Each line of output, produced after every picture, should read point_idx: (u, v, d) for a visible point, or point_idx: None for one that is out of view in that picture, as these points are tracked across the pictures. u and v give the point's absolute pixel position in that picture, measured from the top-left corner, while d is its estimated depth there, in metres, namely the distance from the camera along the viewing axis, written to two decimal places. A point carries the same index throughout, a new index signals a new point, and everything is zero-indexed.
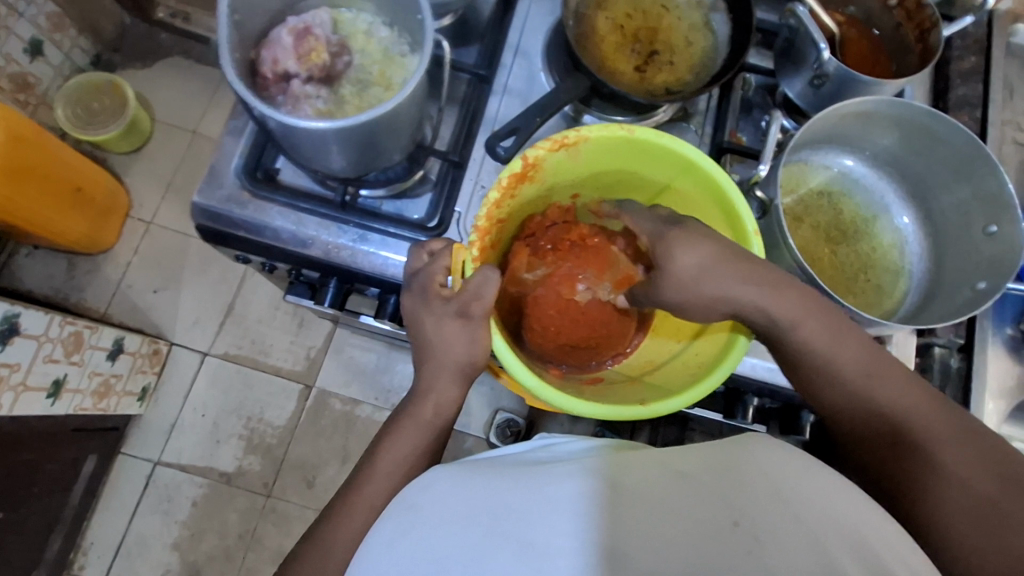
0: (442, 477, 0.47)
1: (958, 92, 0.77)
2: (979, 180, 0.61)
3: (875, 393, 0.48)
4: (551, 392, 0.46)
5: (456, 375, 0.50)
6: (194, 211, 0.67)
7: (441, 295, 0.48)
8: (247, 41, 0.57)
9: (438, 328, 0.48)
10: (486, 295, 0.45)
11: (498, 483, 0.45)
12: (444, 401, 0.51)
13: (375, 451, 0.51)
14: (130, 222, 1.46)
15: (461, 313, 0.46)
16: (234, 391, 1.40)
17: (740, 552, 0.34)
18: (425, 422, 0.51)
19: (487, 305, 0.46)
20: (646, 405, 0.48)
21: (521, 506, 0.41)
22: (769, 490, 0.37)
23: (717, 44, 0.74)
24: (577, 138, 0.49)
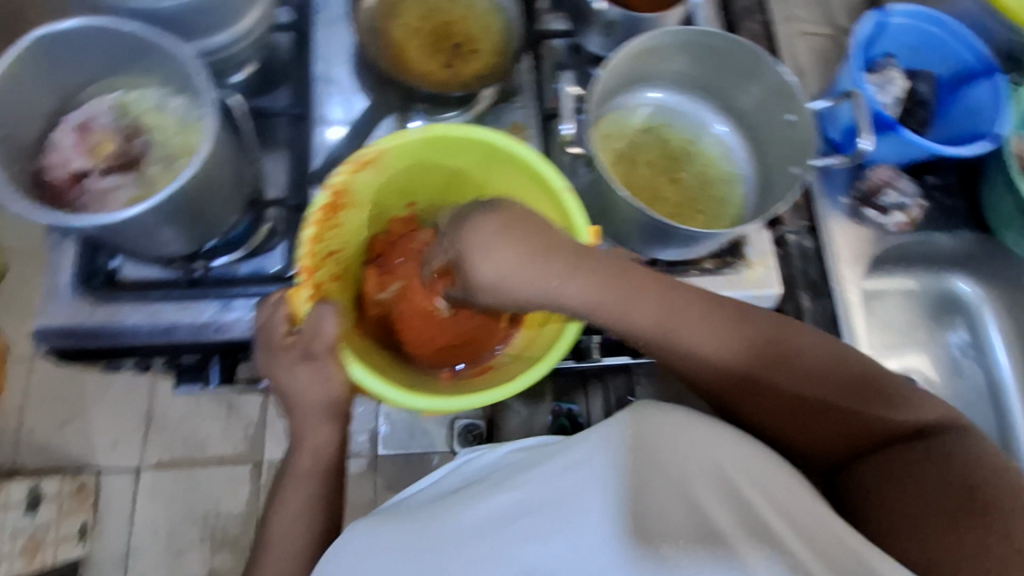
0: (354, 539, 0.51)
1: (739, 3, 0.84)
2: (763, 77, 0.66)
3: (678, 339, 0.53)
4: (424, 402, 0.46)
5: (329, 417, 0.50)
6: (43, 336, 0.63)
7: (284, 342, 0.48)
8: (23, 153, 0.54)
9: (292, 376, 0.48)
10: (325, 329, 0.46)
11: (420, 534, 0.49)
12: (319, 444, 0.51)
13: (276, 513, 0.51)
14: (11, 364, 1.35)
15: (306, 356, 0.46)
16: (180, 497, 1.33)
17: (626, 517, 0.40)
18: (309, 470, 0.51)
19: (329, 339, 0.46)
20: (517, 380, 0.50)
21: (438, 543, 0.47)
22: (663, 458, 0.42)
23: (511, 20, 0.77)
24: (375, 154, 0.50)
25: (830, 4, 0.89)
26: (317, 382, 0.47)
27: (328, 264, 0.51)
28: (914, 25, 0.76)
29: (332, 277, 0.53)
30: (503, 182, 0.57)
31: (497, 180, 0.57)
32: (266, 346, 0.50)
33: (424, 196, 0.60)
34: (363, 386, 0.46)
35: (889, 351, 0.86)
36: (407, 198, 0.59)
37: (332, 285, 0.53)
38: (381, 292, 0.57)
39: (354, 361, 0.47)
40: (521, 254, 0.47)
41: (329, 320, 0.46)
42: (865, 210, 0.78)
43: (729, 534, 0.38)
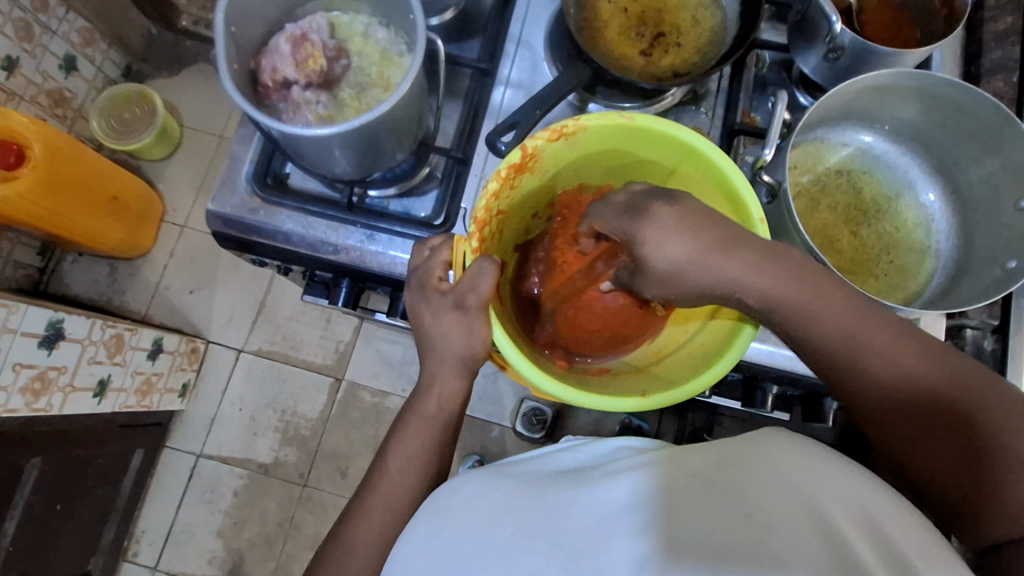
0: (470, 483, 0.51)
1: (992, 55, 0.73)
2: (1008, 152, 0.57)
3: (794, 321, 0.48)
4: (548, 381, 0.46)
5: (448, 373, 0.53)
6: (210, 219, 0.69)
7: (439, 288, 0.51)
8: (245, 51, 0.58)
9: (438, 319, 0.51)
10: (481, 286, 0.47)
11: (508, 527, 0.45)
12: (441, 395, 0.54)
13: (387, 440, 0.55)
14: (165, 226, 1.51)
15: (457, 304, 0.48)
16: (269, 385, 1.44)
17: (751, 540, 0.37)
18: (429, 415, 0.54)
19: (482, 296, 0.47)
20: (645, 397, 0.48)
21: (545, 512, 0.45)
22: (768, 473, 0.41)
23: (726, 21, 0.71)
24: (575, 128, 0.51)
25: None
26: (462, 331, 0.50)
27: (495, 222, 0.53)
28: None
29: (492, 235, 0.53)
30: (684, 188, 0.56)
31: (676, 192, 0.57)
32: (419, 286, 0.52)
33: (597, 182, 0.59)
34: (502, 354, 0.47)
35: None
36: (581, 178, 0.59)
37: (491, 244, 0.53)
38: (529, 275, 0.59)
39: (497, 324, 0.48)
40: (696, 248, 0.45)
41: (487, 278, 0.46)
42: None
43: (870, 565, 0.34)
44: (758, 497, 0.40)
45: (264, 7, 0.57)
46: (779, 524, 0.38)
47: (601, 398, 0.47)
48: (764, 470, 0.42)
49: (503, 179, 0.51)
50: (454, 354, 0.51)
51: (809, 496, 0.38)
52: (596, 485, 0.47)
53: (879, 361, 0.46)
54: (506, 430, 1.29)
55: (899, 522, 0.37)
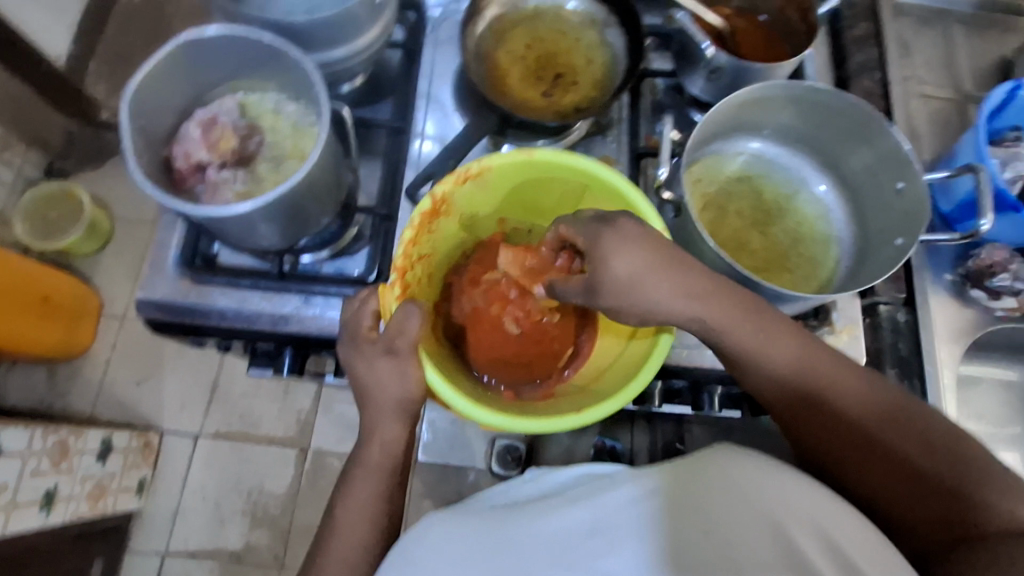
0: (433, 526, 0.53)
1: (856, 58, 0.81)
2: (877, 142, 0.63)
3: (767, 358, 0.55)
4: (483, 412, 0.48)
5: (388, 423, 0.53)
6: (140, 306, 0.68)
7: (368, 338, 0.51)
8: (155, 141, 0.59)
9: (370, 373, 0.51)
10: (408, 328, 0.49)
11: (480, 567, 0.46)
12: (381, 445, 0.53)
13: (336, 497, 0.54)
14: (104, 321, 1.47)
15: (386, 350, 0.49)
16: (231, 468, 1.39)
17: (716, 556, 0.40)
18: (376, 464, 0.53)
19: (409, 339, 0.48)
20: (578, 416, 0.49)
21: (516, 548, 0.47)
22: (730, 488, 0.44)
23: (616, 56, 0.77)
24: (479, 170, 0.54)
25: (954, 69, 0.84)
26: (395, 376, 0.50)
27: (418, 267, 0.55)
28: None
29: (418, 281, 0.55)
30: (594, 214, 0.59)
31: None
32: (350, 338, 0.52)
33: (519, 216, 0.62)
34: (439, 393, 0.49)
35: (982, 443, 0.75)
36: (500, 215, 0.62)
37: (418, 289, 0.55)
38: (466, 300, 0.59)
39: (430, 365, 0.50)
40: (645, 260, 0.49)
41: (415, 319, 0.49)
42: (971, 289, 0.72)
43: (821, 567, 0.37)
44: (723, 514, 0.43)
45: (170, 96, 0.59)
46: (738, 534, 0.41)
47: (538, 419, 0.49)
48: (727, 486, 0.45)
49: (418, 227, 0.53)
50: (394, 404, 0.51)
51: (767, 509, 0.42)
52: (567, 515, 0.50)
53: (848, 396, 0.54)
54: (481, 474, 1.27)
55: (833, 511, 0.41)
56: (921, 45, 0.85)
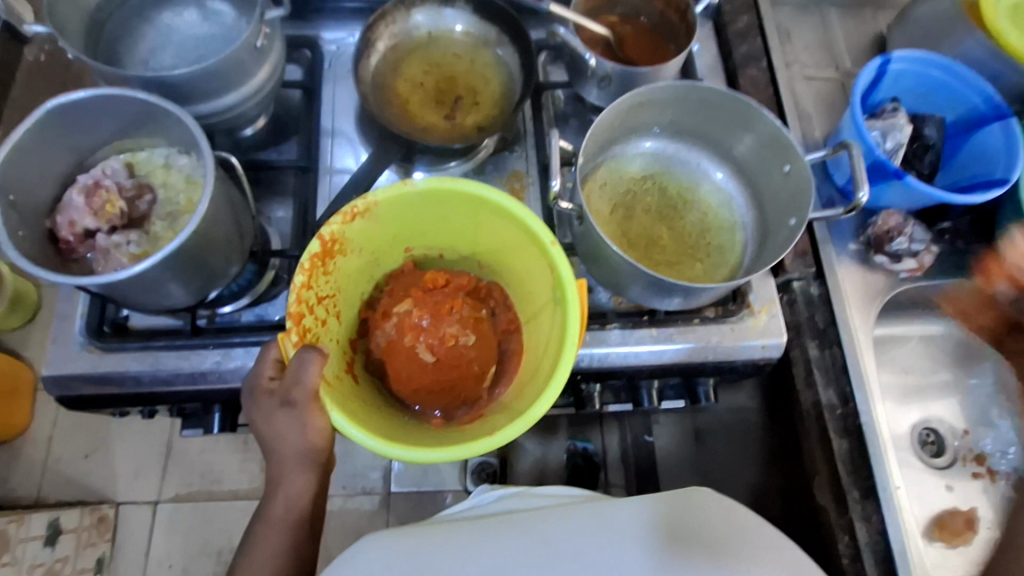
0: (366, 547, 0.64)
1: (741, 50, 0.85)
2: (760, 127, 0.66)
3: None
4: (393, 448, 0.47)
5: (304, 467, 0.53)
6: (49, 384, 0.66)
7: (268, 389, 0.50)
8: (35, 214, 0.57)
9: (270, 421, 0.51)
10: (306, 377, 0.48)
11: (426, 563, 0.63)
12: (296, 489, 0.54)
13: (256, 548, 0.55)
14: (41, 397, 1.40)
15: (285, 402, 0.49)
16: (195, 530, 1.34)
17: None
18: (291, 504, 0.54)
19: (308, 388, 0.48)
20: (489, 439, 0.49)
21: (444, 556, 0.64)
22: None
23: (511, 74, 0.78)
24: (366, 205, 0.53)
25: (834, 49, 0.89)
26: (296, 429, 0.50)
27: (319, 309, 0.53)
28: (918, 71, 0.77)
29: (321, 323, 0.54)
30: (494, 232, 0.58)
31: (489, 236, 0.58)
32: (250, 393, 0.52)
33: (425, 244, 0.61)
34: (344, 435, 0.47)
35: (908, 400, 0.83)
36: (406, 245, 0.61)
37: (323, 331, 0.54)
38: (379, 334, 0.58)
39: (332, 406, 0.48)
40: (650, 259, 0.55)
41: (311, 367, 0.47)
42: (873, 255, 0.76)
43: None
44: None
45: (47, 166, 0.58)
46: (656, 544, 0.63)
47: (449, 448, 0.48)
48: None
49: (310, 270, 0.52)
50: (304, 447, 0.51)
51: None
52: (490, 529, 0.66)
53: None
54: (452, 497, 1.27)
55: None
56: (801, 30, 0.90)
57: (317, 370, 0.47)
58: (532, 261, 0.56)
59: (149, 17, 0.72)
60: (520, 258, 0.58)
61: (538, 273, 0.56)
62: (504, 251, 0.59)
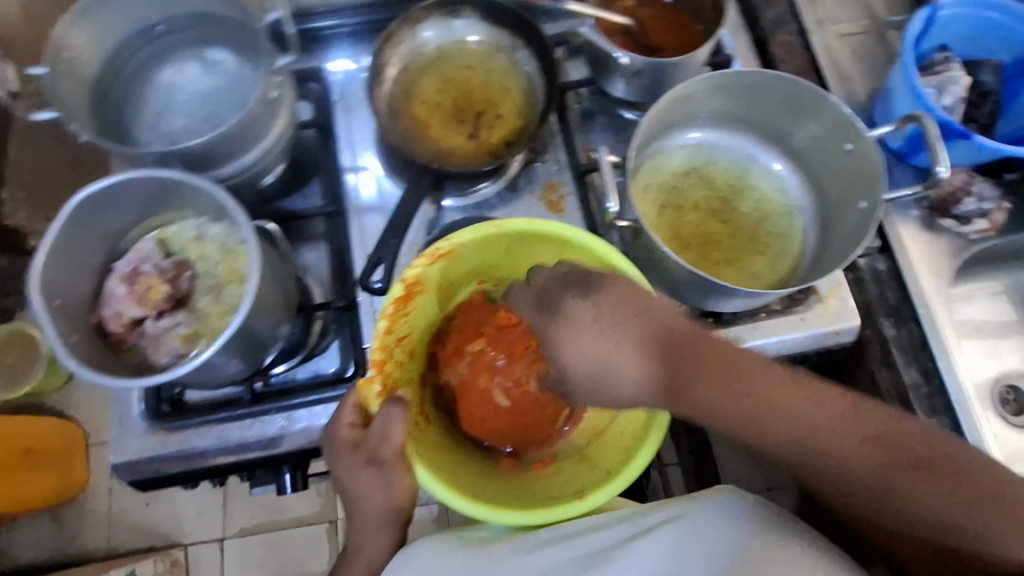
0: (424, 549, 0.53)
1: (766, 17, 0.79)
2: (818, 109, 0.62)
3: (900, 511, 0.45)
4: (484, 510, 0.46)
5: (392, 523, 0.50)
6: (119, 471, 0.65)
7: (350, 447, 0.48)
8: (80, 310, 0.55)
9: (353, 478, 0.48)
10: (392, 432, 0.46)
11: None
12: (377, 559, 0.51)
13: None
14: (94, 450, 1.41)
15: (373, 462, 0.47)
16: (266, 560, 1.37)
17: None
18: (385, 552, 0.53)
19: (395, 443, 0.46)
20: (583, 498, 0.48)
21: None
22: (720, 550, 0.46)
23: (532, 80, 0.74)
24: (448, 246, 0.51)
25: None
26: (381, 490, 0.48)
27: (396, 351, 0.51)
28: (967, 14, 0.71)
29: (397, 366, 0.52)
30: (570, 267, 0.55)
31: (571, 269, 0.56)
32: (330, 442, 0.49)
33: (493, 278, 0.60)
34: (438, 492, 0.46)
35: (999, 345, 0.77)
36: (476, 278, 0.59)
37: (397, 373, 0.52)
38: (452, 373, 0.56)
39: (418, 466, 0.46)
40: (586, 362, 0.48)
41: (396, 422, 0.46)
42: (941, 219, 0.72)
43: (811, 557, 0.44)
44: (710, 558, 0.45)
45: (83, 259, 0.55)
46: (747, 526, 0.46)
47: (518, 510, 0.47)
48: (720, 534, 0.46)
49: (391, 314, 0.50)
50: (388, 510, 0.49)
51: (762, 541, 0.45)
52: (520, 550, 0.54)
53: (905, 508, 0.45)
54: None
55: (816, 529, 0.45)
56: None
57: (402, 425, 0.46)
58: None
59: (150, 78, 0.68)
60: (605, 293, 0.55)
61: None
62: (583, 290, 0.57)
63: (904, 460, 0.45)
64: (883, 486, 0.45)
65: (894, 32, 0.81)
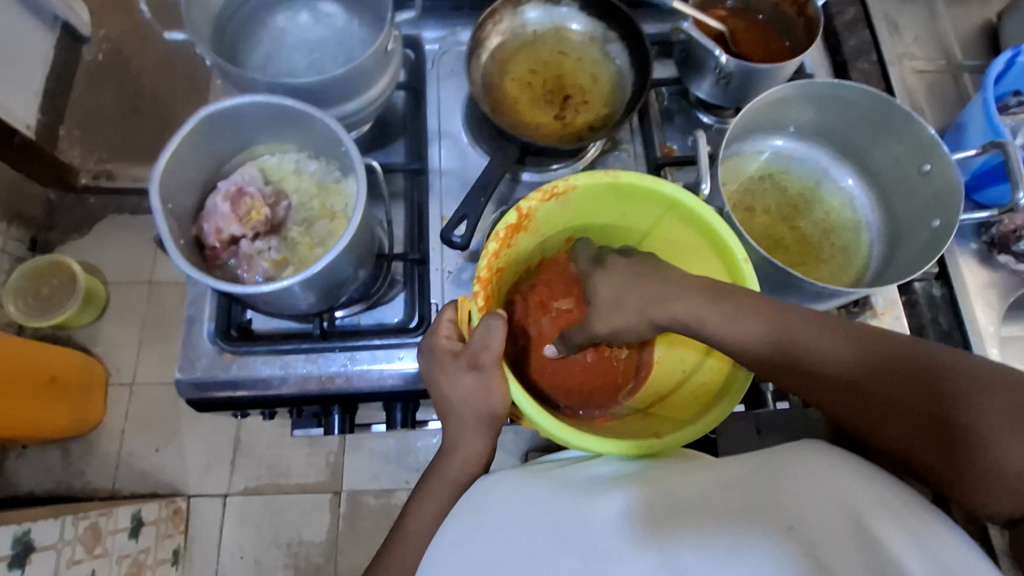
0: (503, 481, 0.52)
1: (850, 43, 0.82)
2: (902, 129, 0.65)
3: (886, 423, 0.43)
4: (569, 432, 0.50)
5: (475, 431, 0.53)
6: (181, 388, 0.67)
7: (450, 353, 0.53)
8: (183, 221, 0.57)
9: (453, 384, 0.52)
10: (492, 343, 0.51)
11: (511, 518, 0.48)
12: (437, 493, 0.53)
13: (404, 529, 0.55)
14: (113, 390, 1.41)
15: (472, 366, 0.51)
16: (266, 522, 1.35)
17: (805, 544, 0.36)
18: (449, 488, 0.54)
19: (495, 352, 0.51)
20: (662, 438, 0.52)
21: (563, 514, 0.47)
22: (814, 504, 0.38)
23: (621, 72, 0.77)
24: (566, 187, 0.57)
25: (945, 39, 0.86)
26: (479, 395, 0.52)
27: (495, 278, 0.57)
28: None
29: (494, 291, 0.58)
30: (670, 231, 0.61)
31: (660, 237, 0.63)
32: (430, 351, 0.54)
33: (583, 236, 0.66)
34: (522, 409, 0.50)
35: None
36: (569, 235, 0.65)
37: (493, 299, 0.58)
38: (532, 322, 0.62)
39: (512, 380, 0.51)
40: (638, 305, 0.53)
41: (496, 333, 0.51)
42: (998, 254, 0.74)
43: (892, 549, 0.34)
44: (798, 504, 0.39)
45: (191, 173, 0.58)
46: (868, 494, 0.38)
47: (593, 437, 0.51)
48: (811, 481, 0.40)
49: (501, 239, 0.56)
50: (475, 417, 0.53)
51: (845, 502, 0.37)
52: (575, 494, 0.49)
53: (870, 411, 0.44)
54: None
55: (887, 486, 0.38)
56: (910, 21, 0.86)
57: (502, 337, 0.50)
58: (704, 269, 0.60)
59: (263, 20, 0.71)
60: (692, 263, 0.61)
61: (710, 277, 0.60)
62: (673, 257, 0.63)
63: (877, 370, 0.44)
64: (851, 389, 0.45)
65: (968, 75, 0.84)
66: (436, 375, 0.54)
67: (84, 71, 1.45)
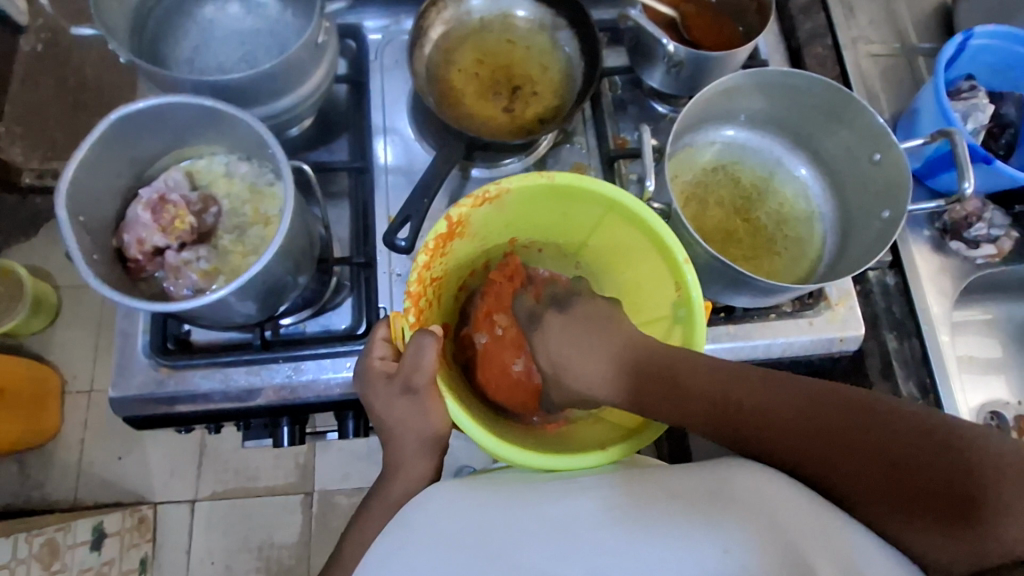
0: (438, 494, 0.50)
1: (804, 27, 0.80)
2: (852, 117, 0.63)
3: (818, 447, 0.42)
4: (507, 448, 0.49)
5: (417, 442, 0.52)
6: (117, 406, 0.64)
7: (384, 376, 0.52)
8: (102, 232, 0.54)
9: (389, 407, 0.52)
10: (423, 362, 0.49)
11: (446, 531, 0.46)
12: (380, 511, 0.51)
13: (349, 544, 0.53)
14: (70, 398, 1.36)
15: (406, 390, 0.50)
16: (235, 527, 1.32)
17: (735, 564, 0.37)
18: (394, 500, 0.53)
19: (427, 373, 0.50)
20: (608, 448, 0.51)
21: (503, 525, 0.45)
22: (753, 519, 0.39)
23: (570, 61, 0.74)
24: (499, 191, 0.54)
25: (899, 21, 0.85)
26: (418, 415, 0.51)
27: (429, 290, 0.55)
28: (996, 46, 0.73)
29: (429, 304, 0.56)
30: (614, 231, 0.59)
31: (606, 236, 0.61)
32: (363, 374, 0.53)
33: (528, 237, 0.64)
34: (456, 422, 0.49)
35: (987, 373, 0.81)
36: (511, 236, 0.63)
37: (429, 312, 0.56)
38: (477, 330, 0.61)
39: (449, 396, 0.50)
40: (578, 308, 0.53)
41: (428, 352, 0.49)
42: (951, 241, 0.74)
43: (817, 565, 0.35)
44: (736, 524, 0.39)
45: (110, 181, 0.55)
46: (802, 520, 0.38)
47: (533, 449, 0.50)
48: (750, 497, 0.41)
49: (433, 249, 0.54)
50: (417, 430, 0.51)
51: (775, 523, 0.38)
52: (515, 505, 0.47)
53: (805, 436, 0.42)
54: None
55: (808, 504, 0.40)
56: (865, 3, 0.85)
57: (434, 354, 0.49)
58: (650, 266, 0.58)
59: (188, 11, 0.67)
60: (638, 260, 0.59)
61: (656, 274, 0.58)
62: (620, 257, 0.62)
63: (826, 407, 0.43)
64: (782, 410, 0.44)
65: (922, 58, 0.83)
66: (374, 395, 0.53)
67: (22, 64, 1.38)
